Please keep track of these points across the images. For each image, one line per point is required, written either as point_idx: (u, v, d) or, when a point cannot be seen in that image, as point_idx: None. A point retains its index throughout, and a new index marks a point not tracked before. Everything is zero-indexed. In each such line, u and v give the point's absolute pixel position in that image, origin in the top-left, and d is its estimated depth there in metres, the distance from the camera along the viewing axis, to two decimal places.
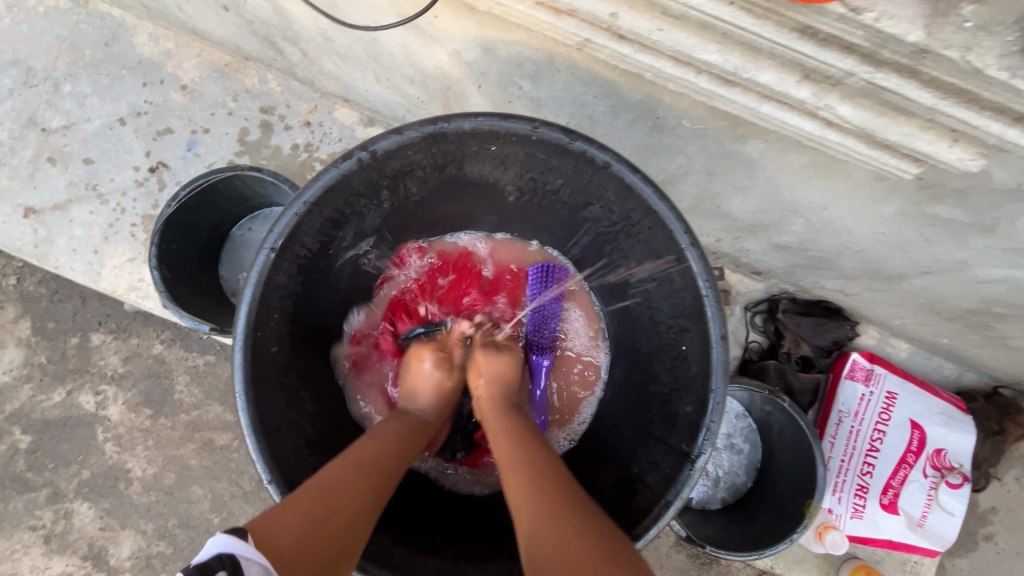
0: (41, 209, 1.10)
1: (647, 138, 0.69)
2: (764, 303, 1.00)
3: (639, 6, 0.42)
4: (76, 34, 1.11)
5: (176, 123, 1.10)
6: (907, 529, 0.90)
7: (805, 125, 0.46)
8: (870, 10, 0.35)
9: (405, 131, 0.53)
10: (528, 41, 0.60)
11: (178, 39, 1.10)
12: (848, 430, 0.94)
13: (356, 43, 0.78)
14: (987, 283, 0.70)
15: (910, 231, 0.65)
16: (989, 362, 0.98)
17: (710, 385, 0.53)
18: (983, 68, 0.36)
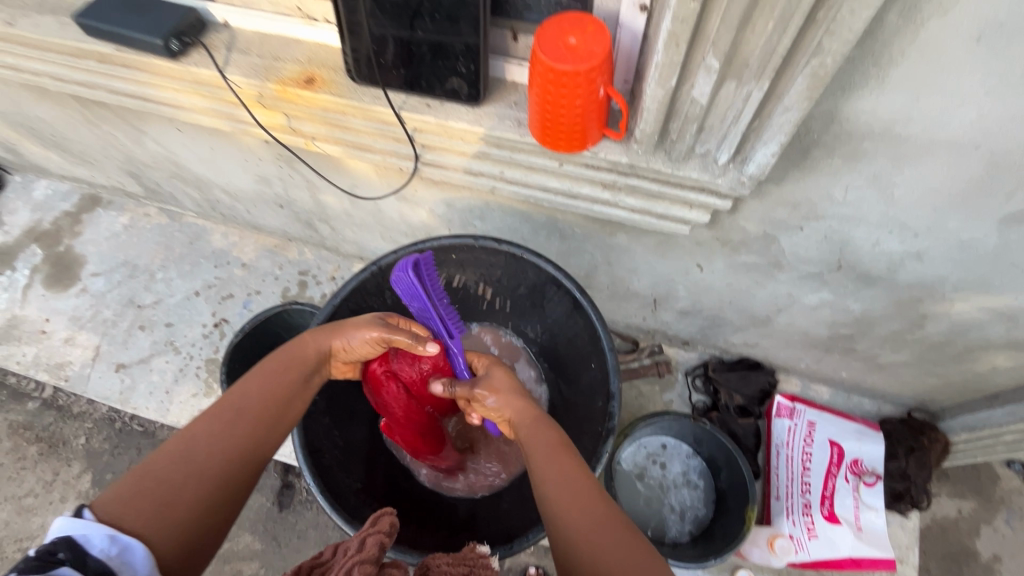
0: (129, 364, 1.42)
1: (560, 245, 1.04)
2: (698, 366, 1.27)
3: (513, 167, 0.78)
4: (171, 239, 1.57)
5: (237, 290, 1.48)
6: (858, 539, 1.02)
7: (620, 213, 0.79)
8: (600, 151, 0.67)
9: (398, 251, 0.87)
10: (470, 197, 0.99)
11: (242, 233, 1.55)
12: (785, 457, 1.11)
13: (368, 215, 1.19)
14: (818, 310, 0.98)
15: (745, 278, 0.96)
16: (887, 389, 1.19)
17: (610, 382, 0.79)
18: (659, 168, 0.66)
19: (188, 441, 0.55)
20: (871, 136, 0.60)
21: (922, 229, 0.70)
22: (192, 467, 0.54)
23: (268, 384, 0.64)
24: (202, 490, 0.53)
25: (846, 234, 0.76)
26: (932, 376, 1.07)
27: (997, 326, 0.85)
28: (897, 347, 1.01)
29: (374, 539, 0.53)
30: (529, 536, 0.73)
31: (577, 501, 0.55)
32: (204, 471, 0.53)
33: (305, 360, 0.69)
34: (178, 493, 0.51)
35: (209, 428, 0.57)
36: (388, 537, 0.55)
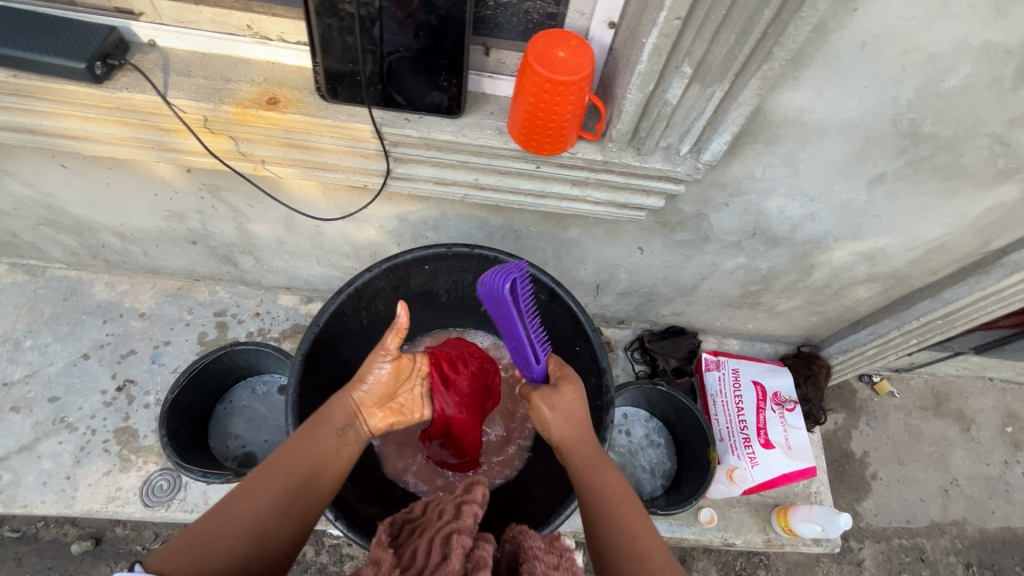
0: (6, 455, 1.16)
1: (514, 245, 1.10)
2: (634, 341, 1.42)
3: (488, 173, 0.82)
4: (35, 298, 1.31)
5: (139, 344, 1.29)
6: (788, 457, 1.23)
7: (586, 207, 0.87)
8: (577, 152, 0.75)
9: (373, 268, 0.86)
10: (427, 209, 1.00)
11: (134, 279, 1.35)
12: (722, 404, 1.31)
13: (305, 239, 1.14)
14: (734, 273, 1.17)
15: (678, 254, 1.11)
16: (782, 333, 1.44)
17: (600, 360, 0.87)
18: (630, 162, 0.75)
19: (234, 501, 0.59)
20: (785, 124, 0.75)
21: (816, 194, 0.89)
22: (240, 529, 0.57)
23: (312, 434, 0.68)
24: (243, 551, 0.56)
25: (761, 205, 0.93)
26: (815, 314, 1.33)
27: (862, 265, 1.10)
28: (791, 294, 1.24)
29: (469, 511, 0.58)
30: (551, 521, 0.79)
31: (625, 526, 0.65)
32: (247, 525, 0.57)
33: (342, 405, 0.71)
34: (224, 546, 0.55)
35: (262, 483, 0.61)
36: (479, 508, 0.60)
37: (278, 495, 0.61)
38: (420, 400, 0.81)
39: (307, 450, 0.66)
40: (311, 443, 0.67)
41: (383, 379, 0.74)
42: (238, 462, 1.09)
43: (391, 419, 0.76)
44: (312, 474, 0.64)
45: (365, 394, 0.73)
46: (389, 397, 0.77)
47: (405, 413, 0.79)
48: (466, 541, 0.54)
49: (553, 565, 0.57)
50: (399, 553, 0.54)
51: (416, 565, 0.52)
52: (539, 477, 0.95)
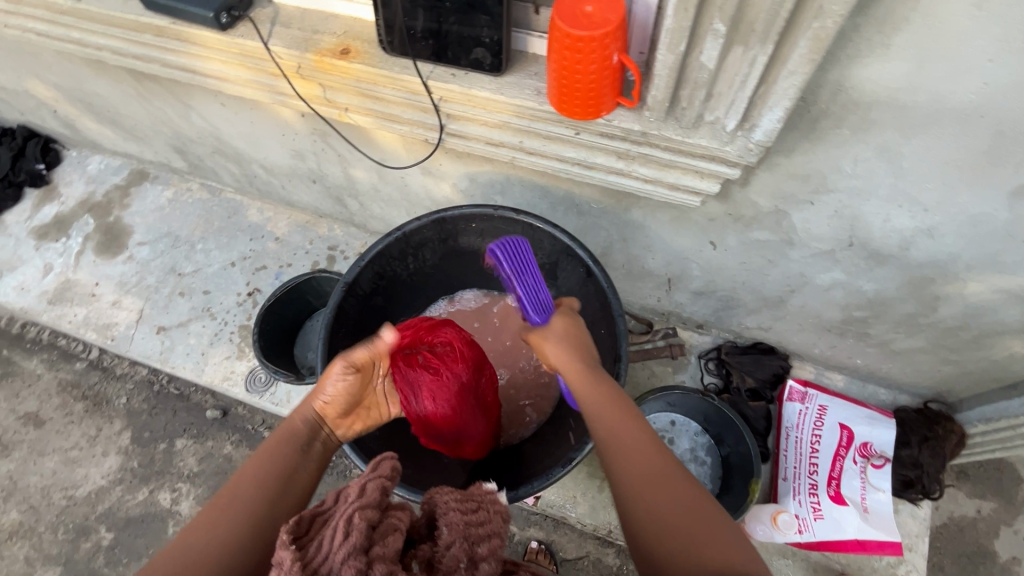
0: (169, 327, 1.52)
1: (577, 221, 1.08)
2: (712, 350, 1.28)
3: (533, 137, 0.81)
4: (210, 213, 1.66)
5: (270, 261, 1.56)
6: (864, 522, 1.03)
7: (632, 183, 0.82)
8: (614, 120, 0.71)
9: (421, 217, 0.92)
10: (492, 172, 1.03)
11: (277, 209, 1.63)
12: (794, 440, 1.12)
13: (395, 190, 1.25)
14: (832, 291, 0.99)
15: (758, 257, 0.97)
16: (905, 379, 1.18)
17: (618, 346, 0.82)
18: (670, 135, 0.69)
19: (190, 536, 0.58)
20: (877, 106, 0.62)
21: (931, 202, 0.71)
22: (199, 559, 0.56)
23: (268, 459, 0.68)
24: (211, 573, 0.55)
25: (857, 209, 0.77)
26: (948, 364, 1.07)
27: (1012, 308, 0.85)
28: (911, 331, 1.01)
29: (374, 485, 0.57)
30: (530, 487, 0.80)
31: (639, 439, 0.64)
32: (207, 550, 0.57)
33: (297, 422, 0.74)
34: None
35: (225, 511, 0.61)
36: (389, 480, 0.60)
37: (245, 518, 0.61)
38: (382, 399, 0.87)
39: (262, 468, 0.67)
40: (263, 460, 0.68)
41: (343, 389, 0.76)
42: (311, 371, 1.28)
43: (357, 425, 0.83)
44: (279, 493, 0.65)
45: (326, 404, 0.76)
46: (354, 407, 0.81)
47: (368, 416, 0.85)
48: (370, 515, 0.52)
49: (471, 510, 0.60)
50: (305, 548, 0.51)
51: (321, 554, 0.49)
52: (541, 451, 0.94)
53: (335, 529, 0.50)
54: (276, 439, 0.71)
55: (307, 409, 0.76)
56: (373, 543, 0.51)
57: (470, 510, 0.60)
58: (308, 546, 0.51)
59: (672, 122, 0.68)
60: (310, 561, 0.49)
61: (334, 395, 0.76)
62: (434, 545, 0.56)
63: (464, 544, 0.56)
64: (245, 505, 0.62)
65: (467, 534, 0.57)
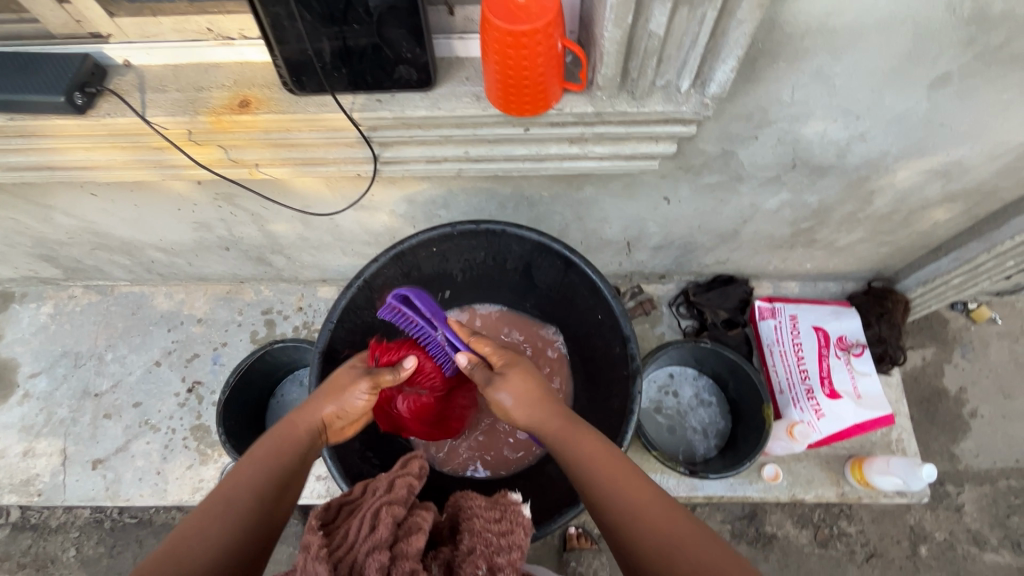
0: (106, 457, 1.31)
1: (530, 212, 1.05)
2: (679, 295, 1.32)
3: (478, 144, 0.76)
4: (109, 315, 1.44)
5: (201, 348, 1.39)
6: (859, 407, 1.12)
7: (589, 163, 0.80)
8: (565, 107, 0.67)
9: (379, 258, 0.84)
10: (432, 188, 0.97)
11: (188, 289, 1.44)
12: (779, 355, 1.20)
13: (325, 233, 1.14)
14: (780, 211, 1.04)
15: (711, 199, 1.00)
16: (849, 269, 1.29)
17: (622, 327, 0.81)
18: (624, 108, 0.67)
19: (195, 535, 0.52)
20: (810, 34, 0.64)
21: (863, 110, 0.76)
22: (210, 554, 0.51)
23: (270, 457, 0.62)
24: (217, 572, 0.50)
25: (797, 132, 0.81)
26: (883, 245, 1.17)
27: (934, 184, 0.94)
28: (851, 227, 1.10)
29: (402, 483, 0.61)
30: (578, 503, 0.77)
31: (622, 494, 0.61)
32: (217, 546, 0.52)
33: (302, 425, 0.68)
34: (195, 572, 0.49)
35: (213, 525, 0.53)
36: (417, 480, 0.63)
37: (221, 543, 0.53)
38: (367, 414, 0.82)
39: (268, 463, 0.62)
40: (268, 453, 0.63)
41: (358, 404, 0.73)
42: None
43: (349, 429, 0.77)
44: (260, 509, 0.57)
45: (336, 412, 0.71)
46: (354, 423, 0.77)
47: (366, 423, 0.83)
48: (397, 511, 0.55)
49: (494, 520, 0.60)
50: (330, 535, 0.52)
51: (347, 543, 0.51)
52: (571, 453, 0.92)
53: (362, 520, 0.53)
54: (278, 435, 0.66)
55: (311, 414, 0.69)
56: (398, 541, 0.52)
57: (494, 519, 0.60)
58: (335, 534, 0.53)
59: (624, 96, 0.66)
60: (336, 548, 0.51)
61: (347, 404, 0.72)
62: (454, 549, 0.58)
63: (482, 555, 0.55)
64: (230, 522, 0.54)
65: (487, 542, 0.57)
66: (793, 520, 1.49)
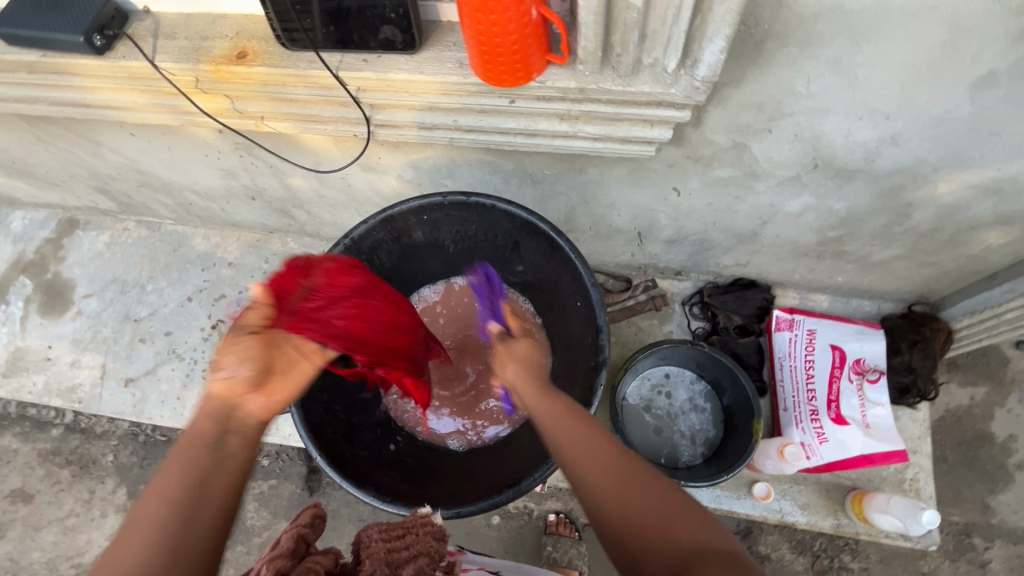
0: (137, 378, 1.44)
1: (535, 190, 1.02)
2: (693, 295, 1.26)
3: (467, 113, 0.75)
4: (154, 250, 1.56)
5: (228, 289, 1.48)
6: (869, 436, 1.04)
7: (582, 144, 0.76)
8: (547, 81, 0.65)
9: (367, 220, 0.85)
10: (435, 156, 0.96)
11: (223, 233, 1.54)
12: (789, 369, 1.12)
13: (339, 192, 1.18)
14: (803, 216, 0.96)
15: (725, 195, 0.94)
16: (888, 288, 1.17)
17: (597, 317, 0.79)
18: (609, 86, 0.63)
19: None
20: (823, 17, 0.57)
21: (892, 109, 0.68)
22: None
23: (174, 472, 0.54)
24: None
25: (816, 129, 0.73)
26: (926, 266, 1.06)
27: (984, 202, 0.83)
28: (887, 242, 0.99)
29: (292, 533, 0.62)
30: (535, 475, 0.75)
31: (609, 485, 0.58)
32: None
33: (203, 421, 0.57)
34: None
35: (161, 484, 0.53)
36: (310, 527, 0.64)
37: (162, 505, 0.51)
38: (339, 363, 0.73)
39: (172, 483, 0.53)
40: (179, 470, 0.54)
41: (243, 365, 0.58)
42: None
43: (275, 395, 0.60)
44: (201, 482, 0.53)
45: (222, 380, 0.57)
46: (265, 372, 0.59)
47: (288, 378, 0.62)
48: (280, 564, 0.57)
49: (396, 537, 0.62)
50: None
51: None
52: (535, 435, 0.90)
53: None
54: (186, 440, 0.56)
55: (207, 397, 0.58)
56: None
57: (396, 536, 0.62)
58: None
59: (610, 74, 0.63)
60: None
61: (228, 372, 0.57)
62: None
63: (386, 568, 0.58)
64: (152, 541, 0.50)
65: (389, 559, 0.59)
66: (790, 544, 1.41)
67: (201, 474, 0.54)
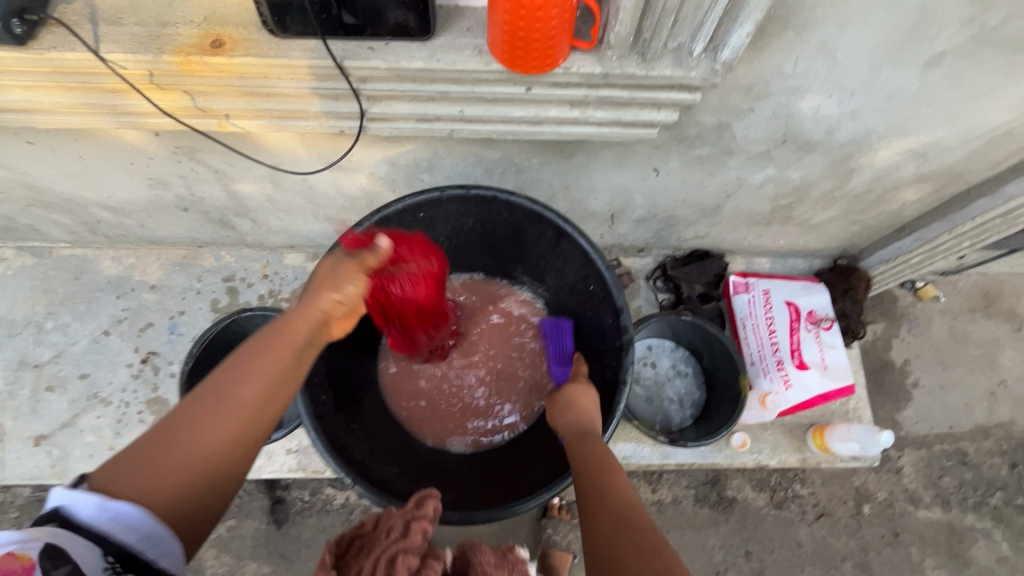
0: (51, 433, 1.21)
1: (518, 179, 1.01)
2: (656, 269, 1.33)
3: (473, 103, 0.72)
4: (47, 280, 1.31)
5: (155, 316, 1.29)
6: (825, 377, 1.18)
7: (590, 129, 0.77)
8: (572, 66, 0.64)
9: (364, 221, 0.79)
10: (417, 149, 0.91)
11: (138, 252, 1.33)
12: (752, 327, 1.23)
13: (296, 195, 1.07)
14: (763, 187, 1.05)
15: (699, 172, 1.00)
16: (819, 246, 1.33)
17: (615, 298, 0.81)
18: (633, 71, 0.64)
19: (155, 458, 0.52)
20: (822, 3, 0.63)
21: (858, 87, 0.76)
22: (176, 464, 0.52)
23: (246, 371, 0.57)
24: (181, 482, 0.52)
25: (792, 107, 0.81)
26: (853, 224, 1.22)
27: (908, 165, 0.97)
28: (827, 205, 1.13)
29: (418, 528, 0.59)
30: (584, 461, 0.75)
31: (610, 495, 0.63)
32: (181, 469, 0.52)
33: (301, 330, 0.62)
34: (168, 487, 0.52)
35: (238, 376, 0.57)
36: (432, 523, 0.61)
37: (243, 402, 0.55)
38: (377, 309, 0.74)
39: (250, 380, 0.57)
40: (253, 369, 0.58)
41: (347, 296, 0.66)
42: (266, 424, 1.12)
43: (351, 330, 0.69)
44: (277, 391, 0.58)
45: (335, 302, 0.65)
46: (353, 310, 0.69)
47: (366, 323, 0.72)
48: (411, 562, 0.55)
49: None
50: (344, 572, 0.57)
51: None
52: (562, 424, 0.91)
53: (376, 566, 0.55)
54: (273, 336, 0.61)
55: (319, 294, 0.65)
56: None
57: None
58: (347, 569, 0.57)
59: (633, 59, 0.64)
60: None
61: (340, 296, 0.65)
62: None
63: None
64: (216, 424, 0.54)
65: None
66: (751, 484, 1.57)
67: (279, 384, 0.59)
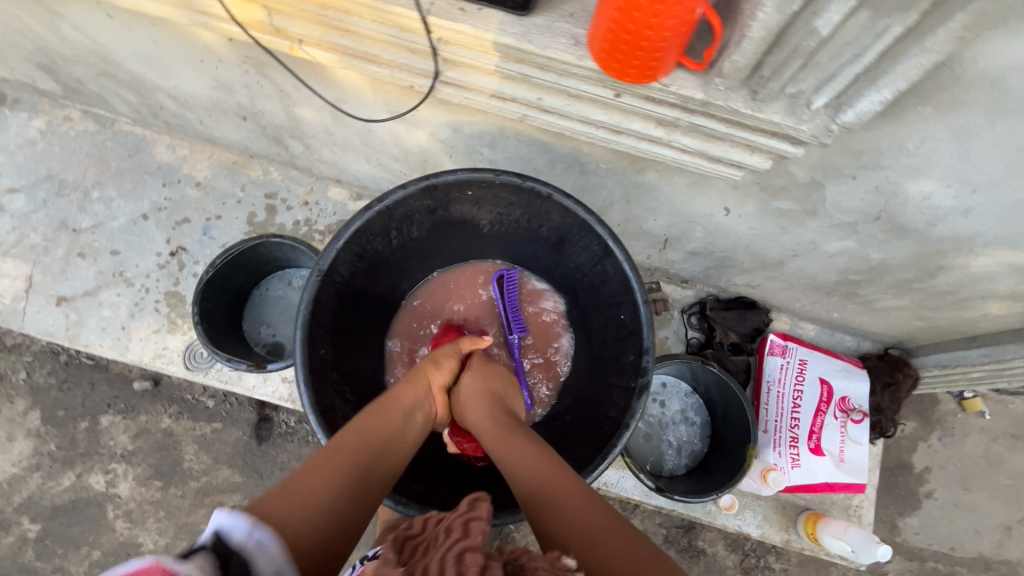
0: (72, 297, 1.25)
1: (579, 179, 0.95)
2: (695, 305, 1.25)
3: (554, 94, 0.66)
4: (102, 150, 1.33)
5: (192, 213, 1.30)
6: (836, 469, 1.11)
7: (671, 153, 0.70)
8: (671, 84, 0.57)
9: (408, 186, 0.75)
10: (485, 121, 0.86)
11: (192, 146, 1.33)
12: (776, 395, 1.16)
13: (353, 134, 1.03)
14: (835, 257, 0.96)
15: (772, 224, 0.92)
16: (875, 329, 1.23)
17: (644, 335, 0.76)
18: (737, 107, 0.57)
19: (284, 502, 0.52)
20: (976, 85, 0.54)
21: (981, 184, 0.67)
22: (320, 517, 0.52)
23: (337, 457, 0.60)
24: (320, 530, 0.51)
25: (899, 185, 0.72)
26: (920, 319, 1.11)
27: (1007, 278, 0.87)
28: (899, 292, 1.03)
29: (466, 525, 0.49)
30: None
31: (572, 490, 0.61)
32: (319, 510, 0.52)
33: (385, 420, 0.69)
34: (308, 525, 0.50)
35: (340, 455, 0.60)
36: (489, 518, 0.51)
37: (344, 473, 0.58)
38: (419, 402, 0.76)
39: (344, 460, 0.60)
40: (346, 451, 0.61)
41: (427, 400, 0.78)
42: (267, 350, 1.13)
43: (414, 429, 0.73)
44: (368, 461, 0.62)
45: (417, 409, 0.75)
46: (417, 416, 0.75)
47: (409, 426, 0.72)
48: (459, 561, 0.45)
49: None
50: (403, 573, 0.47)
51: None
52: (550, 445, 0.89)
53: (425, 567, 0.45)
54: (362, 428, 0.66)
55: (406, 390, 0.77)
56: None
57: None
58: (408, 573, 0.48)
59: (741, 94, 0.57)
60: None
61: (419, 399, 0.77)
62: None
63: None
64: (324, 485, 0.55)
65: None
66: (725, 542, 1.52)
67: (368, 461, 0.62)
